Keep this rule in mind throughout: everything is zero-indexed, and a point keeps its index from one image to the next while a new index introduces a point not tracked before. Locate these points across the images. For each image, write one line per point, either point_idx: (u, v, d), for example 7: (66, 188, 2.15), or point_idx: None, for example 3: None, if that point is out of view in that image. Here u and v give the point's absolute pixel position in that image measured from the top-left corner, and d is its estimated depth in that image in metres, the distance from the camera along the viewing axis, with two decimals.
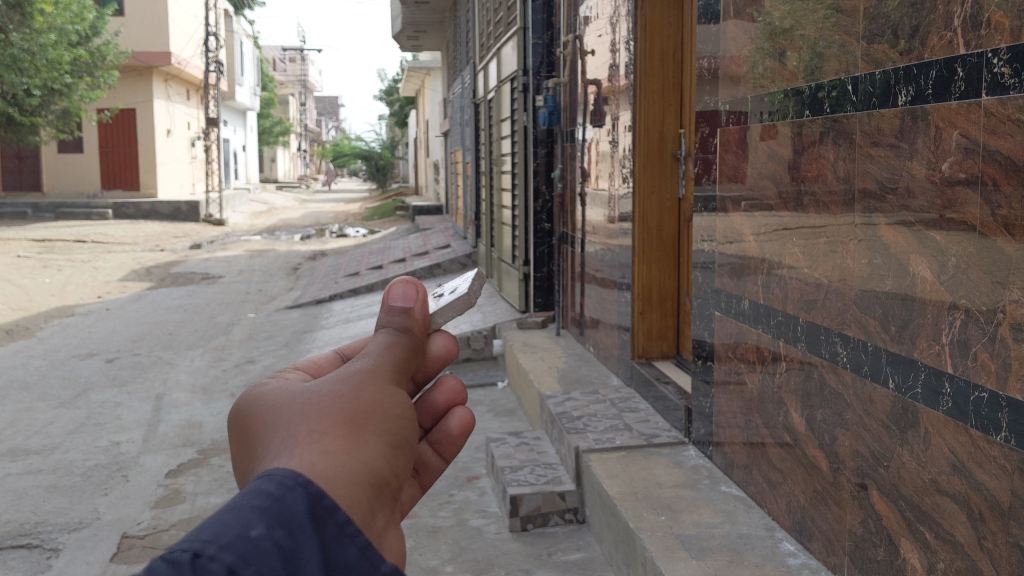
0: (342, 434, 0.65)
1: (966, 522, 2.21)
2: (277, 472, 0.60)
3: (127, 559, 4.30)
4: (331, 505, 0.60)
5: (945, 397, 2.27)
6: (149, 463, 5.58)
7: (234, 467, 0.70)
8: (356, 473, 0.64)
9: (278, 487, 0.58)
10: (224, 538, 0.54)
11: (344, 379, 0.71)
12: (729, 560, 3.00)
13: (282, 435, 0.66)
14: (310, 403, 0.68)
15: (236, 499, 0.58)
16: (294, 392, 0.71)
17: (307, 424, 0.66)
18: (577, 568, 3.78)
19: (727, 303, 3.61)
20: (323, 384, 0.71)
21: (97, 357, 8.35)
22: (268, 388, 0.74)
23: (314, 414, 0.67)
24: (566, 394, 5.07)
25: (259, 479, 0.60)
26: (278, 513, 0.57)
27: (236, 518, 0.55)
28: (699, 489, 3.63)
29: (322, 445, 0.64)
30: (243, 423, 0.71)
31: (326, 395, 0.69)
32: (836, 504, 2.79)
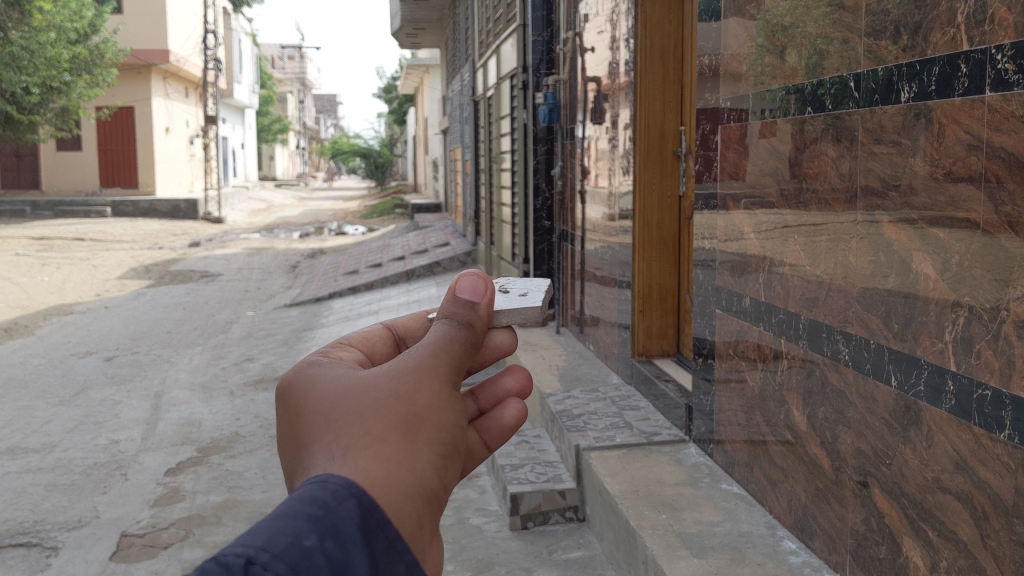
0: (396, 440, 0.72)
1: (969, 521, 2.20)
2: (332, 481, 0.67)
3: (126, 558, 4.29)
4: (382, 519, 0.67)
5: (948, 394, 2.26)
6: (149, 461, 5.57)
7: (286, 452, 0.77)
8: (408, 485, 0.70)
9: (331, 497, 0.65)
10: (279, 546, 0.60)
11: (397, 375, 0.77)
12: (731, 559, 2.99)
13: (340, 437, 0.72)
14: (366, 403, 0.74)
15: (286, 503, 0.65)
16: (350, 383, 0.78)
17: (360, 429, 0.72)
18: (578, 567, 3.77)
19: (727, 301, 3.60)
20: (382, 382, 0.76)
21: (95, 356, 8.33)
22: (323, 377, 0.80)
23: (370, 417, 0.73)
24: (567, 393, 5.05)
25: (312, 485, 0.67)
26: (330, 524, 0.63)
27: (294, 521, 0.62)
28: (700, 488, 3.62)
29: (374, 454, 0.70)
30: (300, 407, 0.78)
31: (382, 396, 0.75)
32: (839, 503, 2.78)
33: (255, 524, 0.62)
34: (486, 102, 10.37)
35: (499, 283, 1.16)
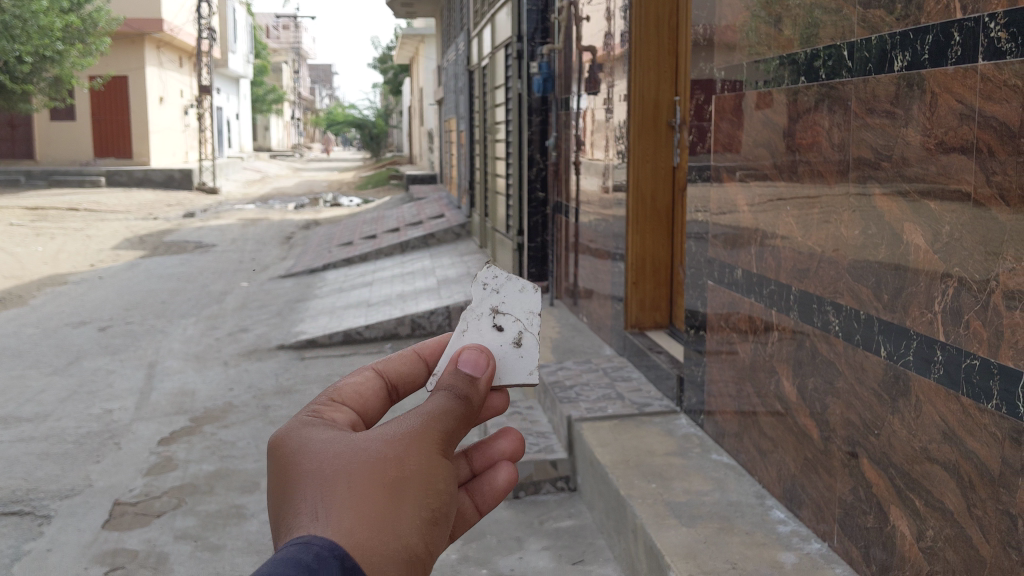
0: (379, 506, 0.86)
1: (956, 490, 2.20)
2: (316, 543, 0.81)
3: (119, 525, 4.32)
4: None
5: (936, 364, 2.26)
6: (142, 430, 5.58)
7: (273, 500, 0.91)
8: (388, 547, 0.84)
9: (314, 560, 0.78)
10: None
11: (388, 442, 0.91)
12: (719, 527, 3.01)
13: (328, 497, 0.86)
14: (354, 468, 0.88)
15: (275, 560, 0.77)
16: (339, 448, 0.91)
17: (348, 490, 0.86)
18: (569, 535, 3.80)
19: (720, 272, 3.60)
20: (368, 446, 0.90)
21: (89, 326, 8.32)
22: (314, 438, 0.93)
23: (357, 480, 0.87)
24: (560, 364, 5.07)
25: (297, 546, 0.80)
26: None
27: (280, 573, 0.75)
28: (690, 458, 3.63)
29: (357, 516, 0.84)
30: (291, 465, 0.91)
31: (370, 462, 0.89)
32: (827, 472, 2.79)
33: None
34: (481, 71, 10.29)
35: (484, 286, 1.15)
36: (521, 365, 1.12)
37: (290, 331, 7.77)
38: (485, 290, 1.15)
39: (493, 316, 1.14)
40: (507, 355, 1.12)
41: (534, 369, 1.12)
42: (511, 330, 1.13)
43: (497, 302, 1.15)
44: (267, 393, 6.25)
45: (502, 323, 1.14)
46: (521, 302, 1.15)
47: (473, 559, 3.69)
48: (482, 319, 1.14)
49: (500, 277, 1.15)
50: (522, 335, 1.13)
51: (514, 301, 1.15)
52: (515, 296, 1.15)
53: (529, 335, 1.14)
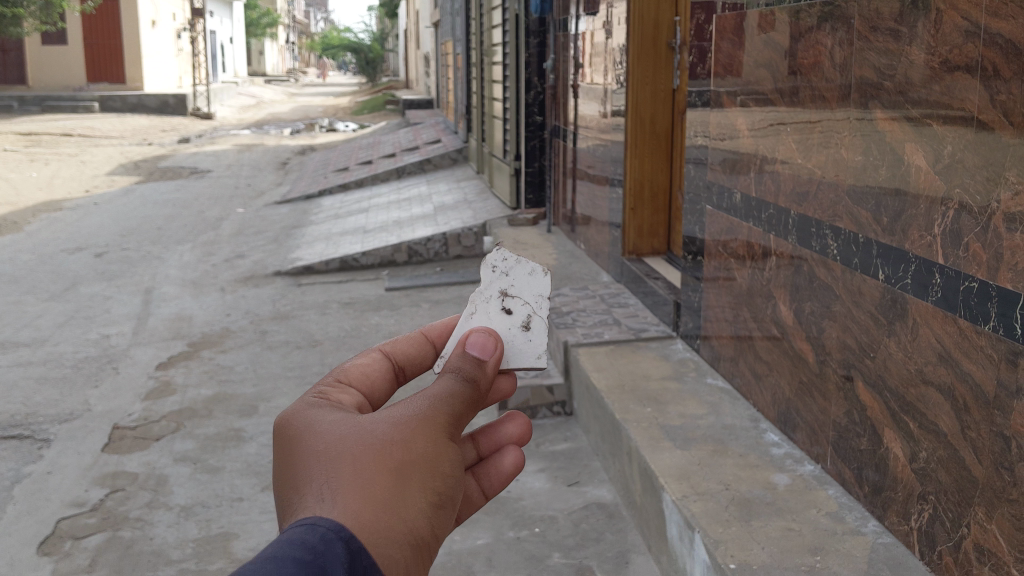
0: (385, 488, 0.77)
1: (950, 412, 2.20)
2: (321, 525, 0.71)
3: (119, 449, 4.35)
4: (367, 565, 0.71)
5: (934, 286, 2.24)
6: (139, 355, 5.60)
7: (273, 477, 0.82)
8: (394, 533, 0.75)
9: (319, 542, 0.69)
10: None
11: (395, 422, 0.82)
12: (713, 450, 3.03)
13: (330, 477, 0.77)
14: (358, 448, 0.80)
15: (277, 541, 0.68)
16: (343, 427, 0.83)
17: (352, 471, 0.77)
18: (564, 458, 3.87)
19: (718, 197, 3.56)
20: (377, 427, 0.82)
21: (85, 252, 8.29)
22: (316, 418, 0.85)
23: (362, 461, 0.78)
24: (556, 290, 5.06)
25: (301, 527, 0.71)
26: (317, 567, 0.66)
27: (284, 553, 0.66)
28: (686, 382, 3.64)
29: (363, 497, 0.75)
30: (292, 448, 0.82)
31: (377, 443, 0.80)
32: (822, 396, 2.80)
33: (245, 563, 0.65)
34: None
35: (493, 269, 1.04)
36: (529, 349, 1.00)
37: (286, 257, 7.76)
38: (494, 272, 1.04)
39: (502, 299, 1.03)
40: (517, 339, 1.00)
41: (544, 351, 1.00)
42: (520, 313, 1.02)
43: (506, 282, 1.04)
44: (264, 318, 6.26)
45: (511, 305, 1.02)
46: (531, 285, 1.04)
47: None
48: (490, 300, 1.03)
49: (509, 258, 1.05)
50: (531, 318, 1.02)
51: (524, 283, 1.04)
52: (523, 280, 1.04)
53: (537, 320, 1.02)
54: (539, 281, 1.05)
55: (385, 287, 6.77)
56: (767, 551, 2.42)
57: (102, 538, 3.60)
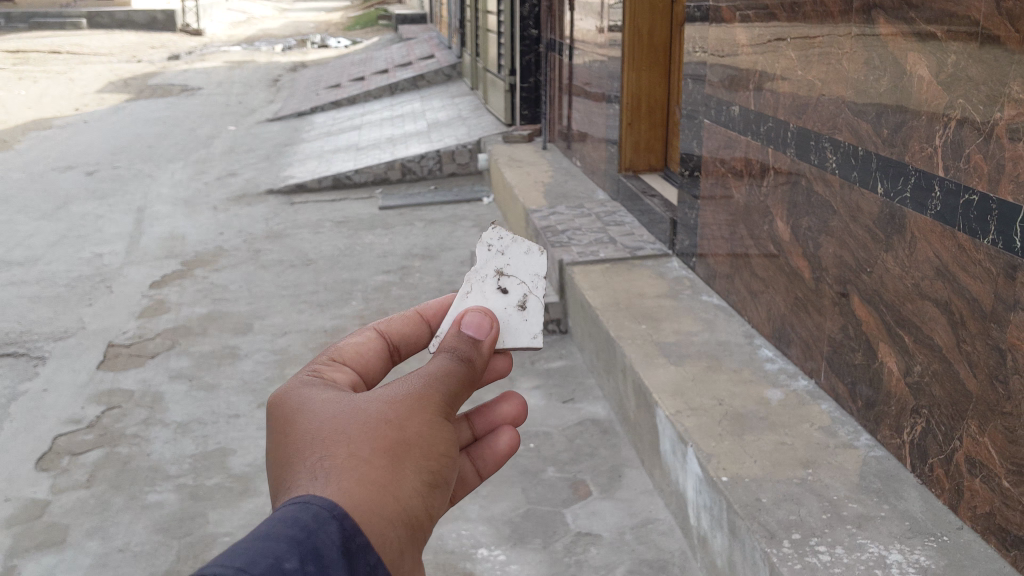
0: (380, 469, 0.81)
1: (946, 326, 2.19)
2: (314, 503, 0.74)
3: (114, 366, 4.36)
4: (363, 543, 0.74)
5: (934, 199, 2.21)
6: (133, 274, 5.57)
7: (270, 458, 0.86)
8: (388, 509, 0.78)
9: (312, 520, 0.72)
10: (260, 567, 0.65)
11: (390, 404, 0.87)
12: (707, 366, 3.03)
13: (326, 457, 0.81)
14: (353, 430, 0.84)
15: (272, 519, 0.71)
16: (337, 410, 0.87)
17: (347, 451, 0.81)
18: (559, 376, 3.89)
19: (717, 112, 3.50)
20: (371, 409, 0.86)
21: (76, 170, 8.20)
22: (311, 399, 0.89)
23: (357, 442, 0.82)
24: (552, 208, 5.02)
25: (295, 506, 0.73)
26: (310, 547, 0.69)
27: (279, 532, 0.69)
28: (681, 299, 3.62)
29: (358, 476, 0.79)
30: (287, 427, 0.86)
31: (371, 423, 0.84)
32: (817, 311, 2.79)
33: (237, 541, 0.68)
34: None
35: (490, 248, 1.14)
36: (525, 328, 1.09)
37: (280, 175, 7.68)
38: (489, 250, 1.14)
39: (498, 279, 1.12)
40: (512, 318, 1.09)
41: (538, 332, 1.09)
42: (515, 292, 1.11)
43: (503, 264, 1.14)
44: (258, 237, 6.22)
45: (506, 285, 1.12)
46: (527, 265, 1.13)
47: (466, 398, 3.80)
48: (486, 280, 1.12)
49: (504, 238, 1.14)
50: (527, 298, 1.11)
51: (519, 263, 1.14)
52: (519, 259, 1.14)
53: (533, 299, 1.12)
54: (534, 259, 1.15)
55: (379, 206, 6.71)
56: (761, 464, 2.43)
57: (99, 454, 3.63)
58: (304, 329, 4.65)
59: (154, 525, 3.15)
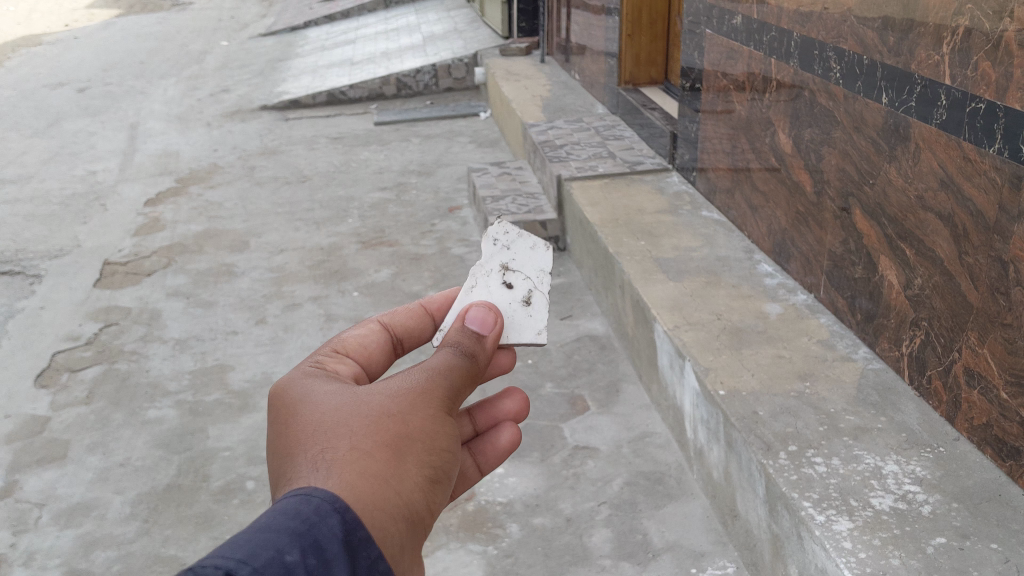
0: (382, 463, 0.85)
1: (948, 238, 2.17)
2: (317, 496, 0.77)
3: (111, 284, 4.34)
4: (364, 538, 0.78)
5: (939, 109, 2.16)
6: (127, 192, 5.52)
7: (273, 449, 0.89)
8: (389, 500, 0.82)
9: (314, 513, 0.74)
10: (262, 560, 0.68)
11: (392, 400, 0.92)
12: (706, 281, 3.01)
13: (328, 450, 0.85)
14: (356, 425, 0.88)
15: (273, 509, 0.73)
16: (339, 406, 0.91)
17: (349, 445, 0.85)
18: (557, 293, 3.88)
19: (719, 21, 3.41)
20: (374, 405, 0.91)
21: (68, 87, 8.07)
22: (314, 395, 0.93)
23: (360, 437, 0.87)
24: (550, 123, 4.95)
25: (297, 497, 0.76)
26: (312, 540, 0.72)
27: (280, 521, 0.71)
28: (680, 215, 3.59)
29: (361, 469, 0.83)
30: (289, 422, 0.90)
31: (375, 419, 0.89)
32: (818, 226, 2.77)
33: (238, 534, 0.70)
34: None
35: (496, 243, 1.26)
36: (529, 323, 1.19)
37: (274, 91, 7.56)
38: (495, 246, 1.26)
39: (503, 274, 1.23)
40: (518, 314, 1.19)
41: (542, 328, 1.18)
42: (518, 288, 1.22)
43: (508, 261, 1.25)
44: (253, 154, 6.15)
45: (512, 280, 1.23)
46: (530, 261, 1.25)
47: None
48: (493, 277, 1.23)
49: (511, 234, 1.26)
50: (531, 294, 1.21)
51: (523, 259, 1.25)
52: (524, 254, 1.26)
53: (536, 296, 1.22)
54: (539, 256, 1.26)
55: (375, 122, 6.62)
56: (758, 378, 2.43)
57: (98, 370, 3.63)
58: (301, 246, 4.62)
59: (154, 440, 3.17)
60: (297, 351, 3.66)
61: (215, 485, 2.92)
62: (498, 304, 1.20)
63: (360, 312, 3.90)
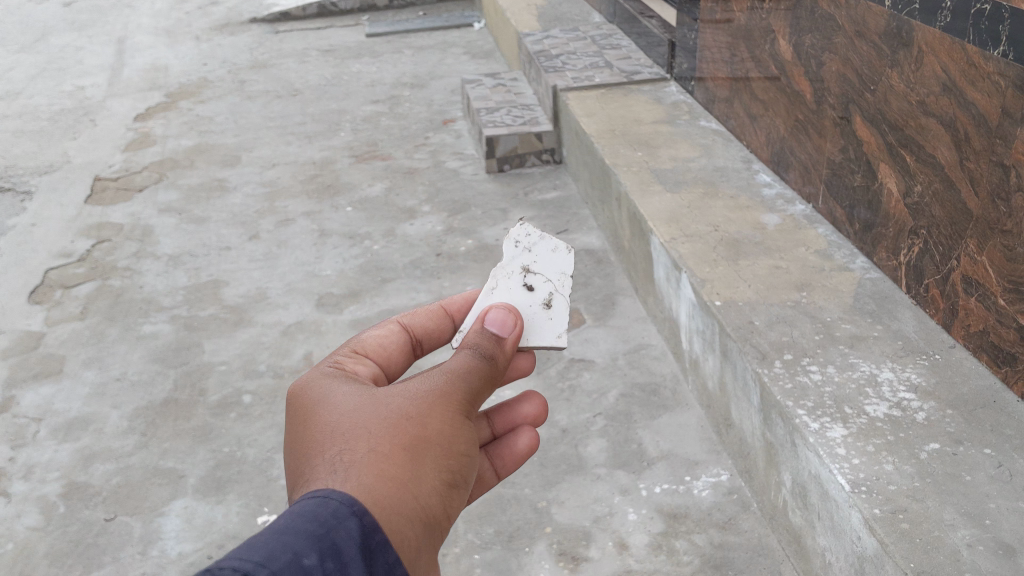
0: (400, 466, 0.97)
1: (949, 144, 2.13)
2: (335, 499, 0.87)
3: (102, 201, 4.29)
4: (381, 541, 0.88)
5: (943, 12, 2.10)
6: (116, 107, 5.42)
7: (298, 451, 1.02)
8: (405, 501, 0.94)
9: (335, 516, 0.85)
10: (282, 562, 0.77)
11: (411, 406, 1.04)
12: (704, 193, 2.97)
13: (349, 453, 0.97)
14: (376, 430, 1.00)
15: (295, 510, 0.83)
16: (359, 413, 1.03)
17: (368, 448, 0.97)
18: (553, 206, 3.86)
19: None
20: (392, 412, 1.03)
21: (53, 2, 7.88)
22: (338, 399, 1.06)
23: (380, 442, 0.98)
24: (546, 32, 4.85)
25: (317, 500, 0.86)
26: (330, 544, 0.81)
27: (302, 523, 0.81)
28: (678, 125, 3.53)
29: (379, 472, 0.95)
30: (315, 426, 1.03)
31: (395, 423, 1.02)
32: (818, 134, 2.72)
33: (258, 536, 0.79)
34: None
35: (518, 245, 1.41)
36: (550, 327, 1.34)
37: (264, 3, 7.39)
38: (518, 248, 1.41)
39: (524, 276, 1.38)
40: (538, 316, 1.35)
41: (561, 332, 1.34)
42: (538, 291, 1.37)
43: (530, 265, 1.40)
44: (243, 67, 6.03)
45: (533, 283, 1.38)
46: (552, 263, 1.40)
47: (460, 229, 3.77)
48: (516, 280, 1.38)
49: (534, 238, 1.42)
50: (551, 297, 1.37)
51: (545, 262, 1.40)
52: (546, 256, 1.41)
53: (555, 299, 1.37)
54: (560, 259, 1.41)
55: (366, 34, 6.48)
56: (755, 288, 2.41)
57: (92, 286, 3.61)
58: (293, 160, 4.56)
59: (150, 355, 3.17)
60: (291, 266, 3.64)
61: (211, 399, 2.92)
62: (519, 305, 1.36)
63: (354, 227, 3.87)
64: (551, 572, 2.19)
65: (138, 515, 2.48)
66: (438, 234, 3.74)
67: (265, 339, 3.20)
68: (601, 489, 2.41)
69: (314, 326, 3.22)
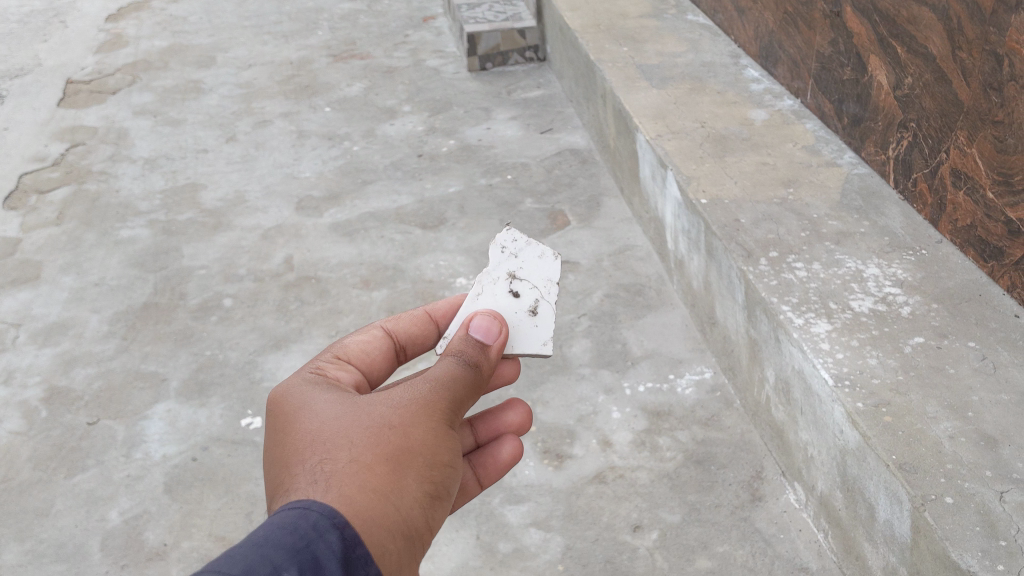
0: (381, 477, 0.94)
1: (941, 34, 2.06)
2: (315, 510, 0.84)
3: (76, 104, 4.18)
4: (362, 554, 0.85)
5: None
6: (87, 8, 5.25)
7: (279, 461, 0.99)
8: (388, 513, 0.91)
9: (316, 528, 0.82)
10: None
11: (394, 413, 1.01)
12: (690, 89, 2.90)
13: (330, 463, 0.94)
14: (358, 440, 0.97)
15: (273, 522, 0.80)
16: (340, 421, 1.00)
17: (349, 459, 0.94)
18: (537, 105, 3.78)
19: None
20: (375, 420, 1.00)
21: None
22: (319, 406, 1.03)
23: (361, 452, 0.95)
24: None
25: (297, 511, 0.83)
26: (309, 557, 0.79)
27: (279, 536, 0.79)
28: (665, 19, 3.43)
29: (360, 483, 0.91)
30: (294, 435, 0.99)
31: (378, 432, 0.98)
32: (808, 26, 2.65)
33: (235, 549, 0.76)
34: None
35: (503, 252, 1.37)
36: (535, 334, 1.29)
37: None
38: (503, 254, 1.36)
39: (510, 282, 1.33)
40: (523, 323, 1.29)
41: (546, 339, 1.29)
42: (523, 298, 1.32)
43: (514, 272, 1.34)
44: None
45: (517, 290, 1.32)
46: (538, 271, 1.35)
47: (441, 130, 3.70)
48: (499, 287, 1.32)
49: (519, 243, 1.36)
50: (536, 303, 1.32)
51: (530, 269, 1.35)
52: (532, 263, 1.36)
53: (541, 305, 1.32)
54: (545, 267, 1.35)
55: None
56: (741, 186, 2.37)
57: (68, 191, 3.54)
58: (271, 60, 4.44)
59: (128, 260, 3.12)
60: (269, 168, 3.57)
61: (192, 303, 2.89)
62: (504, 311, 1.30)
63: (333, 128, 3.79)
64: (536, 469, 2.21)
65: (121, 418, 2.47)
66: (420, 135, 3.67)
67: (245, 242, 3.15)
68: (585, 388, 2.41)
69: (294, 229, 3.18)
